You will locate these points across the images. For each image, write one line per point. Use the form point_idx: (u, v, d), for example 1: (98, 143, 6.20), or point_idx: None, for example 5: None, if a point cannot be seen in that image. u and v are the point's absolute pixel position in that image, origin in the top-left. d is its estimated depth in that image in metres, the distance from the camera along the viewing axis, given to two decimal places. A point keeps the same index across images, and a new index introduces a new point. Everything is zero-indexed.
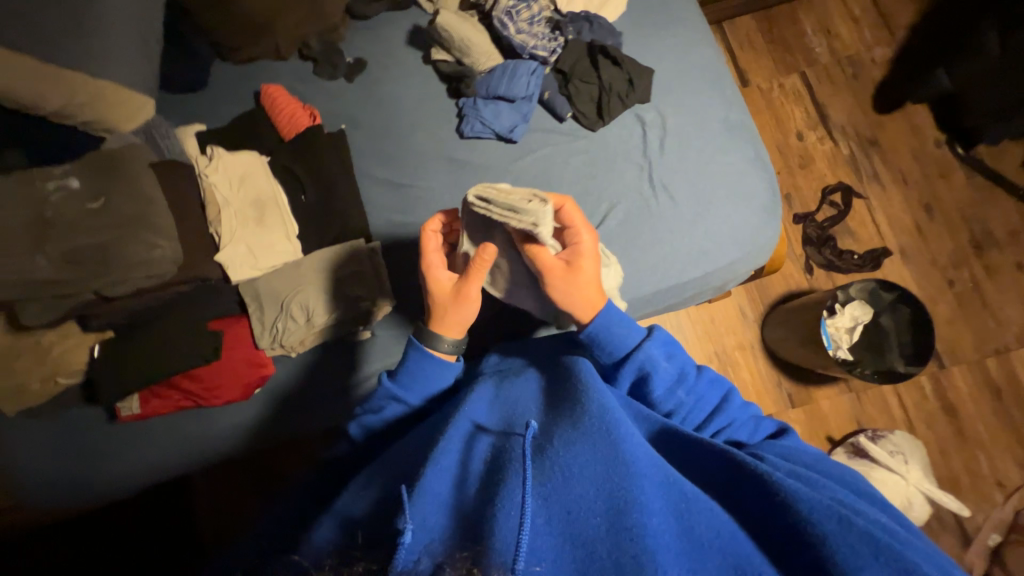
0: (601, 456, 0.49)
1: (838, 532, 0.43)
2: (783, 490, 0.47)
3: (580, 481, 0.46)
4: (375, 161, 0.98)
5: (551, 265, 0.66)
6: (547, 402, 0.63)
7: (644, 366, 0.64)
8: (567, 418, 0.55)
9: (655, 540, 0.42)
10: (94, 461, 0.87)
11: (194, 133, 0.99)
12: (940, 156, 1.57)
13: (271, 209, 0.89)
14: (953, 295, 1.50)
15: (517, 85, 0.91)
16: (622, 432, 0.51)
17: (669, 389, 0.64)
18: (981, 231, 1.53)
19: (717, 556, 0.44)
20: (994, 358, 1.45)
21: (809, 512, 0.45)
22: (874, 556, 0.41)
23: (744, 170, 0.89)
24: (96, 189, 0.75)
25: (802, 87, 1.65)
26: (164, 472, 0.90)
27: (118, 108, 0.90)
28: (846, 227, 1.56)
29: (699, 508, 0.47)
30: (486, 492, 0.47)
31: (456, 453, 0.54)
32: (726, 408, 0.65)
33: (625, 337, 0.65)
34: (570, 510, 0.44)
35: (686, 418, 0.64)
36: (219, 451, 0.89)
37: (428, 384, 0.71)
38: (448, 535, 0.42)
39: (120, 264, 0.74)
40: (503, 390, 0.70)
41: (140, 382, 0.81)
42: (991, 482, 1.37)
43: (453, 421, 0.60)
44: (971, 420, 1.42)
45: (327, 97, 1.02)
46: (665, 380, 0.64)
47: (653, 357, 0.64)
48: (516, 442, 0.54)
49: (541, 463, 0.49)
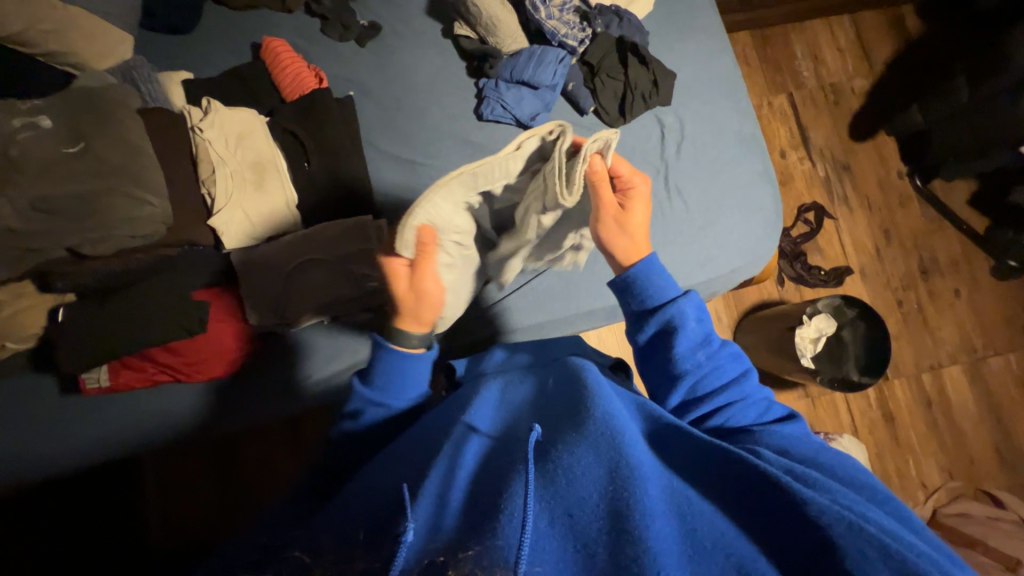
0: (604, 458, 0.47)
1: (845, 534, 0.39)
2: (789, 488, 0.43)
3: (581, 483, 0.45)
4: (384, 134, 0.93)
5: (611, 203, 0.70)
6: (549, 405, 0.62)
7: (674, 318, 0.64)
8: (570, 421, 0.54)
9: (659, 543, 0.40)
10: (51, 434, 0.79)
11: (181, 82, 0.90)
12: (900, 187, 1.71)
13: (270, 173, 0.82)
14: (900, 315, 1.65)
15: (544, 72, 0.89)
16: (626, 437, 0.50)
17: (692, 348, 0.64)
18: (928, 259, 1.68)
19: (721, 557, 0.41)
20: (929, 373, 1.62)
21: (818, 512, 0.41)
22: (882, 559, 0.37)
23: (751, 181, 0.93)
24: (73, 132, 0.66)
25: (788, 108, 1.74)
26: (131, 450, 0.82)
27: (91, 42, 0.81)
28: (816, 244, 1.67)
29: (701, 511, 0.45)
30: (487, 495, 0.46)
31: (458, 455, 0.53)
32: (739, 383, 0.65)
33: (664, 286, 0.66)
34: (571, 512, 0.43)
35: (701, 382, 0.63)
36: (195, 430, 0.82)
37: (407, 383, 0.68)
38: (447, 535, 0.41)
39: (102, 219, 0.66)
40: (505, 394, 0.68)
41: (112, 351, 0.73)
42: (916, 483, 1.54)
43: (449, 429, 0.59)
44: (905, 427, 1.58)
45: (334, 59, 0.95)
46: (691, 338, 0.64)
47: (684, 313, 0.65)
48: (518, 444, 0.53)
49: (544, 466, 0.47)
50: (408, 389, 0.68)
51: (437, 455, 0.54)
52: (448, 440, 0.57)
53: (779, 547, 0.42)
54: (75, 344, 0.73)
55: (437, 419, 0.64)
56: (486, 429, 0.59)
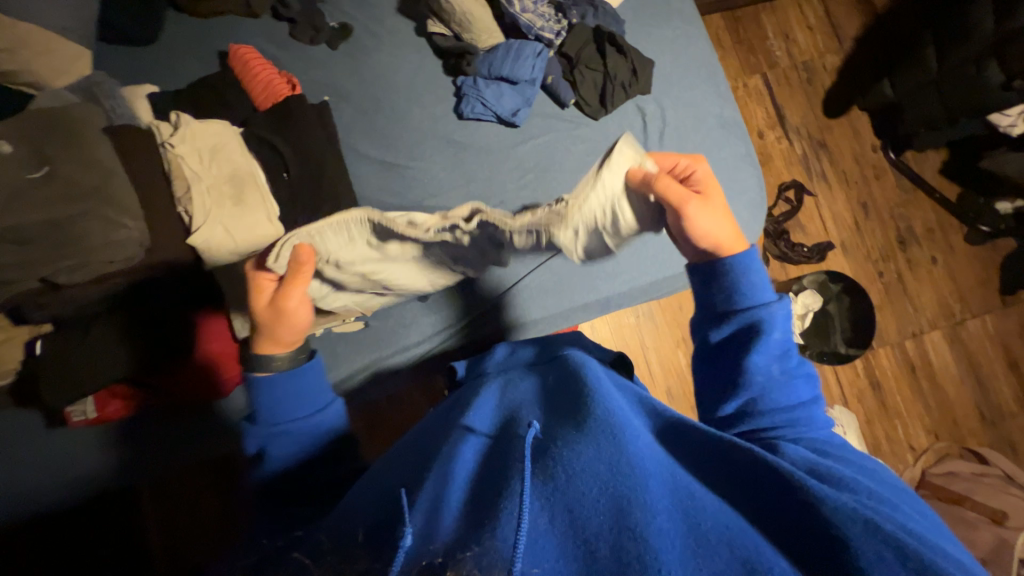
0: (605, 453, 0.46)
1: (861, 534, 0.40)
2: (806, 489, 0.45)
3: (583, 478, 0.44)
4: (364, 139, 0.91)
5: (693, 194, 0.65)
6: (548, 403, 0.61)
7: (758, 324, 0.61)
8: (570, 420, 0.53)
9: (661, 537, 0.39)
10: (48, 467, 0.78)
11: (146, 95, 0.86)
12: (875, 160, 1.75)
13: (249, 186, 0.79)
14: (882, 285, 1.69)
15: (522, 67, 0.88)
16: (628, 434, 0.49)
17: (769, 360, 0.60)
18: (905, 229, 1.73)
19: (725, 551, 0.40)
20: (912, 340, 1.67)
21: (833, 510, 0.43)
22: (898, 559, 0.38)
23: (735, 165, 0.93)
24: (35, 154, 0.63)
25: (763, 89, 1.76)
26: (125, 478, 0.80)
27: (48, 59, 0.78)
28: (798, 222, 1.70)
29: (707, 507, 0.44)
30: (485, 495, 0.45)
31: (456, 459, 0.52)
32: (810, 405, 0.61)
33: (757, 288, 0.62)
34: (572, 509, 0.42)
35: (766, 396, 0.60)
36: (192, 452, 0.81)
37: (302, 399, 0.65)
38: (447, 535, 0.40)
39: (76, 247, 0.63)
40: (505, 393, 0.68)
41: (95, 384, 0.71)
42: (905, 446, 1.59)
43: (450, 435, 0.58)
44: (891, 394, 1.63)
45: (307, 63, 0.92)
46: (772, 348, 0.61)
47: (775, 320, 0.61)
48: (517, 442, 0.52)
49: (543, 462, 0.46)
50: (297, 413, 0.65)
51: (437, 459, 0.53)
52: (450, 443, 0.56)
53: (791, 545, 0.42)
54: (54, 374, 0.70)
55: (442, 425, 0.64)
56: (484, 430, 0.58)
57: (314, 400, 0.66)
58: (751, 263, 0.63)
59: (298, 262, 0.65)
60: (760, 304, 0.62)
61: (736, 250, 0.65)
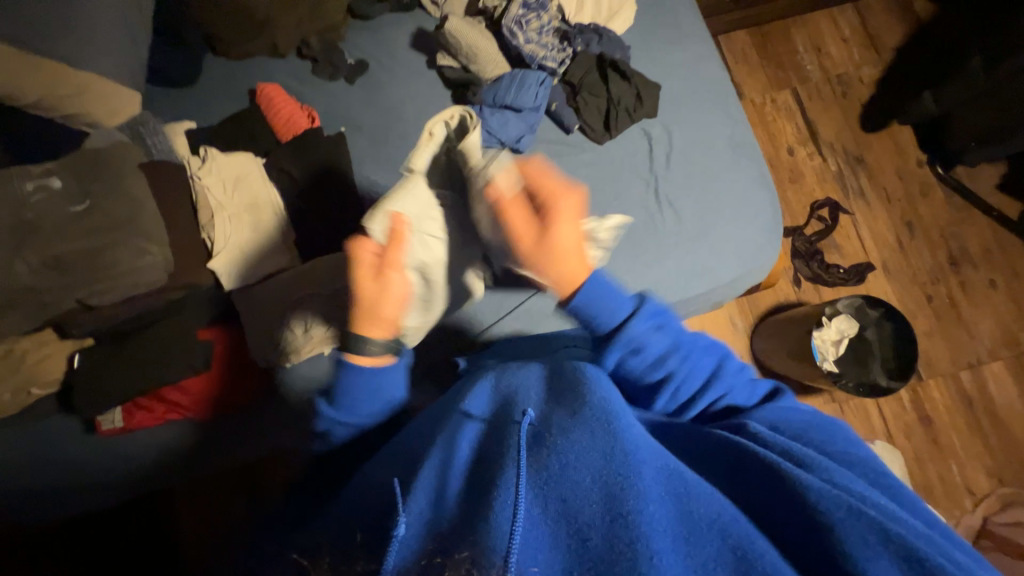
0: (600, 441, 0.44)
1: (845, 520, 0.39)
2: (790, 476, 0.43)
3: (576, 467, 0.42)
4: (378, 167, 0.95)
5: (524, 233, 0.66)
6: (546, 387, 0.59)
7: (633, 342, 0.63)
8: (565, 405, 0.51)
9: (654, 527, 0.38)
10: (71, 474, 0.82)
11: (184, 132, 0.95)
12: (921, 175, 1.63)
13: (266, 213, 0.86)
14: (931, 310, 1.56)
15: (526, 95, 0.90)
16: (622, 422, 0.47)
17: (662, 358, 0.63)
18: (958, 249, 1.59)
19: (717, 541, 0.39)
20: (968, 371, 1.52)
21: (817, 499, 0.41)
22: (883, 544, 0.37)
23: (747, 188, 0.90)
24: (80, 190, 0.71)
25: (793, 104, 1.69)
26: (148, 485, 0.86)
27: (102, 104, 0.87)
28: (833, 242, 1.60)
29: (701, 493, 0.42)
30: (478, 484, 0.44)
31: (450, 445, 0.51)
32: (719, 373, 0.64)
33: (614, 311, 0.63)
34: (564, 497, 0.41)
35: (680, 388, 0.63)
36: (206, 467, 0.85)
37: (374, 399, 0.68)
38: (444, 529, 0.40)
39: (108, 271, 0.70)
40: (503, 376, 0.65)
41: (126, 393, 0.77)
42: (963, 489, 1.43)
43: (447, 424, 0.57)
44: (945, 429, 1.48)
45: (327, 97, 0.98)
46: (654, 354, 0.63)
47: (640, 334, 0.62)
48: (511, 427, 0.50)
49: (538, 452, 0.45)
50: (375, 407, 0.69)
51: (433, 447, 0.52)
52: (446, 431, 0.55)
53: (785, 536, 0.41)
54: (91, 385, 0.77)
55: (438, 421, 0.64)
56: (480, 414, 0.57)
57: (386, 396, 0.69)
58: (603, 286, 0.63)
59: (396, 225, 0.70)
60: (633, 312, 0.63)
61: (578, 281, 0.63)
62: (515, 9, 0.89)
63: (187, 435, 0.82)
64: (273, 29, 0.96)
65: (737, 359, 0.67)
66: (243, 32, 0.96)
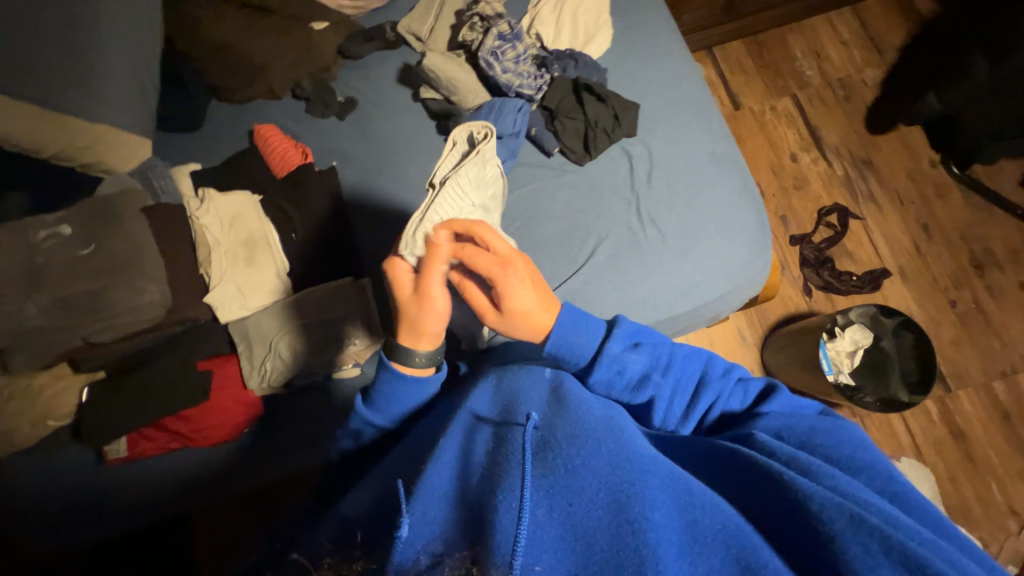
0: (606, 449, 0.43)
1: (848, 531, 0.37)
2: (790, 485, 0.42)
3: (582, 473, 0.41)
4: (366, 198, 0.98)
5: (483, 308, 0.65)
6: (552, 391, 0.56)
7: (613, 366, 0.63)
8: (569, 411, 0.50)
9: (660, 533, 0.36)
10: (76, 502, 0.85)
11: (189, 173, 1.00)
12: (935, 176, 1.55)
13: (261, 248, 0.90)
14: (956, 316, 1.44)
15: (505, 121, 0.91)
16: (625, 433, 0.47)
17: (645, 379, 0.63)
18: (981, 251, 1.49)
19: (721, 549, 0.37)
20: (1002, 380, 1.38)
21: (819, 508, 0.40)
22: (885, 553, 0.36)
23: (732, 203, 0.90)
24: (85, 234, 0.79)
25: (794, 110, 1.64)
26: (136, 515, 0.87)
27: (116, 153, 0.94)
28: (844, 248, 1.51)
29: (705, 501, 0.41)
30: (483, 485, 0.42)
31: (456, 447, 0.49)
32: (709, 381, 0.64)
33: (587, 342, 0.63)
34: (570, 502, 0.39)
35: (666, 407, 0.63)
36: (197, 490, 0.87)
37: (406, 402, 0.68)
38: (450, 531, 0.38)
39: (108, 310, 0.77)
40: (508, 379, 0.62)
41: (129, 423, 0.82)
42: (1005, 510, 1.28)
43: (452, 422, 0.54)
44: (981, 446, 1.33)
45: (318, 135, 1.04)
46: (633, 376, 0.63)
47: (618, 356, 0.63)
48: (515, 430, 0.48)
49: (542, 456, 0.43)
50: (408, 408, 0.69)
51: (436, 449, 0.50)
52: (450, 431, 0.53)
53: (791, 547, 0.39)
54: (102, 417, 0.82)
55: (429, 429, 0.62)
56: (489, 416, 0.55)
57: (419, 397, 0.69)
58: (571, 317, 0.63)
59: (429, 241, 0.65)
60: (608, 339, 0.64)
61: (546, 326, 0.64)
62: (490, 41, 0.92)
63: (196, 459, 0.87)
64: (269, 75, 1.04)
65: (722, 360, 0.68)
66: (241, 78, 1.03)
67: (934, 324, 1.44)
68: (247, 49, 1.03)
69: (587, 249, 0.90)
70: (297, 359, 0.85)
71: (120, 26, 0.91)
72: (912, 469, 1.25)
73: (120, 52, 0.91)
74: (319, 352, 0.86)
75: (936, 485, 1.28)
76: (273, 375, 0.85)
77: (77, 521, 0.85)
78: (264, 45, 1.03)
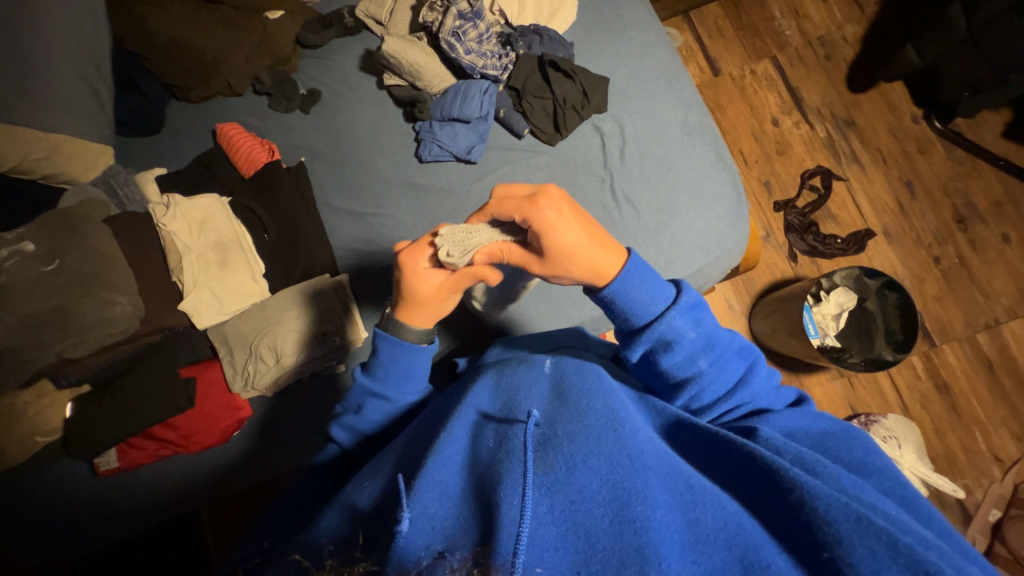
0: (613, 448, 0.41)
1: (855, 533, 0.35)
2: (795, 484, 0.39)
3: (583, 470, 0.38)
4: (337, 193, 0.97)
5: (528, 260, 0.58)
6: (553, 386, 0.51)
7: (665, 337, 0.56)
8: (571, 406, 0.46)
9: (661, 534, 0.34)
10: (58, 517, 0.84)
11: (154, 178, 0.96)
12: (917, 132, 1.53)
13: (233, 251, 0.89)
14: (940, 272, 1.44)
15: (470, 106, 0.93)
16: (627, 428, 0.43)
17: (691, 357, 0.56)
18: (964, 206, 1.48)
19: (723, 549, 0.36)
20: (986, 332, 1.39)
21: (826, 508, 0.37)
22: (893, 558, 0.34)
23: (704, 174, 0.92)
24: (49, 250, 0.79)
25: (774, 72, 1.60)
26: (127, 522, 0.87)
27: (74, 161, 0.89)
28: (827, 211, 1.49)
29: (704, 499, 0.39)
30: (481, 482, 0.39)
31: (462, 444, 0.44)
32: (750, 380, 0.57)
33: (647, 302, 0.56)
34: (572, 500, 0.36)
35: (704, 390, 0.56)
36: (186, 491, 0.88)
37: (410, 380, 0.62)
38: (448, 529, 0.35)
39: (82, 324, 0.78)
40: (507, 373, 0.56)
41: (113, 435, 0.81)
42: (988, 456, 1.31)
43: (455, 413, 0.49)
44: (965, 396, 1.35)
45: (283, 130, 1.01)
46: (688, 349, 0.56)
47: (676, 327, 0.56)
48: (514, 427, 0.44)
49: (544, 454, 0.40)
50: (412, 385, 0.63)
51: (429, 442, 0.47)
52: (443, 423, 0.49)
53: (793, 539, 0.37)
54: (87, 432, 0.81)
55: (421, 415, 0.57)
56: (493, 413, 0.49)
57: (418, 371, 0.62)
58: (640, 271, 0.56)
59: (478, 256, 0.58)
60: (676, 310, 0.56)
61: (609, 273, 0.56)
62: (451, 22, 0.91)
63: (185, 466, 0.87)
64: (225, 70, 1.00)
65: (764, 365, 0.60)
66: (197, 76, 0.99)
67: (917, 281, 1.44)
68: (198, 45, 0.98)
69: None
70: (285, 356, 0.85)
71: (64, 29, 0.87)
72: (898, 424, 1.26)
73: (67, 57, 0.88)
74: (309, 350, 0.86)
75: (922, 438, 1.30)
76: (258, 380, 0.85)
77: (73, 533, 0.85)
78: (220, 39, 1.00)
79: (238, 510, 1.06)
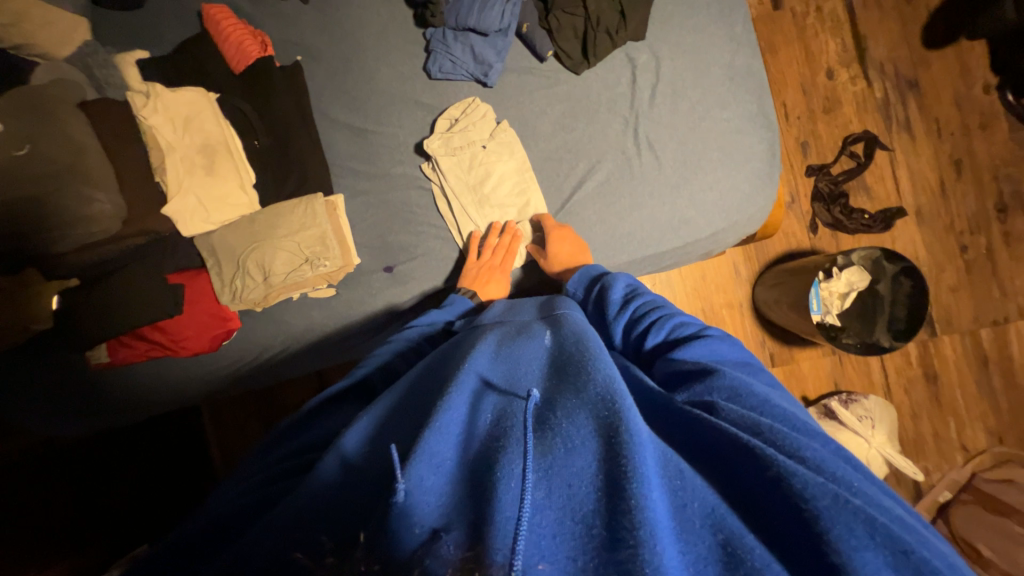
0: (603, 421, 0.39)
1: (833, 510, 0.33)
2: (770, 461, 0.36)
3: (581, 452, 0.37)
4: (336, 103, 0.89)
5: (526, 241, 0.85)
6: (556, 361, 0.50)
7: (607, 282, 0.71)
8: (573, 383, 0.44)
9: (658, 516, 0.32)
10: (34, 405, 0.85)
11: (135, 62, 0.85)
12: (984, 104, 1.38)
13: (221, 155, 0.83)
14: (963, 261, 1.37)
15: (490, 16, 0.81)
16: (626, 402, 0.41)
17: (625, 295, 0.68)
18: (1010, 194, 1.38)
19: (707, 536, 0.33)
20: (990, 328, 1.37)
21: (803, 486, 0.34)
22: (871, 535, 0.32)
23: (741, 129, 0.85)
24: (17, 133, 0.74)
25: (843, 13, 1.39)
26: (102, 414, 0.88)
27: (48, 31, 0.80)
28: (862, 182, 1.38)
29: (693, 480, 0.36)
30: (482, 460, 0.39)
31: (462, 412, 0.43)
32: (679, 314, 0.62)
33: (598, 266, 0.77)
34: (569, 483, 0.35)
35: (633, 317, 0.65)
36: (165, 397, 0.89)
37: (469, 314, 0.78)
38: (445, 508, 0.36)
39: (63, 219, 0.75)
40: (507, 344, 0.55)
41: (96, 333, 0.79)
42: (955, 445, 1.34)
43: (456, 376, 0.47)
44: (950, 387, 1.36)
45: (278, 21, 0.89)
46: (621, 291, 0.69)
47: (615, 277, 0.72)
48: (514, 406, 0.43)
49: (543, 434, 0.39)
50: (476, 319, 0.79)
51: (429, 401, 0.46)
52: (442, 386, 0.47)
53: (782, 527, 0.34)
54: (72, 328, 0.79)
55: (420, 364, 0.57)
56: (494, 380, 0.48)
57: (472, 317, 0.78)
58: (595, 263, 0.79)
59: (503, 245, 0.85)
60: (609, 289, 0.69)
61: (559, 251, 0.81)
62: None
63: (162, 368, 0.86)
64: None
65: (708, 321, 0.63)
66: None
67: (938, 268, 1.37)
68: None
69: (575, 176, 0.86)
70: (273, 274, 0.82)
71: None
72: (877, 406, 1.29)
73: None
74: (286, 267, 0.83)
75: (896, 421, 1.32)
76: (246, 291, 0.83)
77: (52, 419, 0.86)
78: None
79: (234, 411, 1.12)
